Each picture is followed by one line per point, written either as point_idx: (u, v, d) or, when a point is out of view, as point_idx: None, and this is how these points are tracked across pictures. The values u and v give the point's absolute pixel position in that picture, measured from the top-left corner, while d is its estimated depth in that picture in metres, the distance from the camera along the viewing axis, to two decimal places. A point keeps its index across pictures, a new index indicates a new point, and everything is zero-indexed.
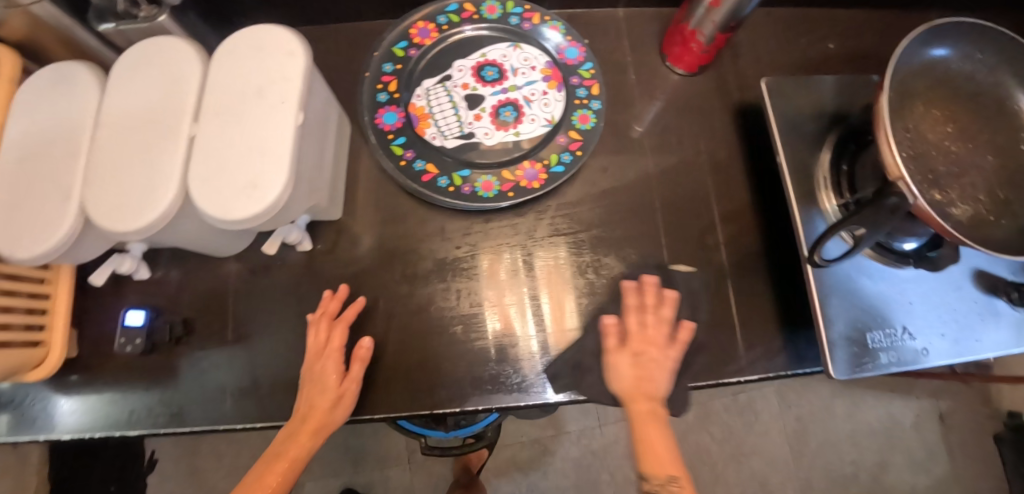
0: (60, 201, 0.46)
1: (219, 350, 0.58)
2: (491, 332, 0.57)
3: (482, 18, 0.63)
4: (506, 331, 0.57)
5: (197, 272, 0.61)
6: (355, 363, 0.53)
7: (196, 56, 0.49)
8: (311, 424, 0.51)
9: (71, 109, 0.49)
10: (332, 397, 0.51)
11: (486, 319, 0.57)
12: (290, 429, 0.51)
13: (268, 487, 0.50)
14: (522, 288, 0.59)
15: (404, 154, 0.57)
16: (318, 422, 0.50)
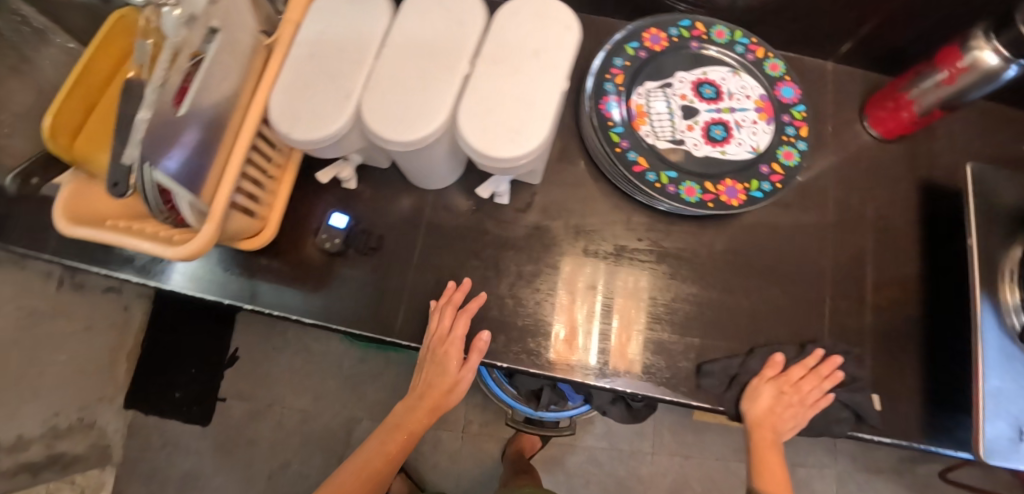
0: (339, 99, 0.51)
1: (397, 271, 0.62)
2: (558, 336, 0.59)
3: (711, 39, 0.67)
4: (572, 339, 0.59)
5: (391, 196, 0.65)
6: (473, 353, 0.57)
7: (481, 8, 0.55)
8: (428, 403, 0.63)
9: (360, 22, 0.54)
10: (452, 380, 0.60)
11: (554, 324, 0.60)
12: (416, 397, 0.64)
13: (394, 445, 0.65)
14: (595, 301, 0.61)
15: (620, 142, 0.61)
16: (439, 400, 0.62)
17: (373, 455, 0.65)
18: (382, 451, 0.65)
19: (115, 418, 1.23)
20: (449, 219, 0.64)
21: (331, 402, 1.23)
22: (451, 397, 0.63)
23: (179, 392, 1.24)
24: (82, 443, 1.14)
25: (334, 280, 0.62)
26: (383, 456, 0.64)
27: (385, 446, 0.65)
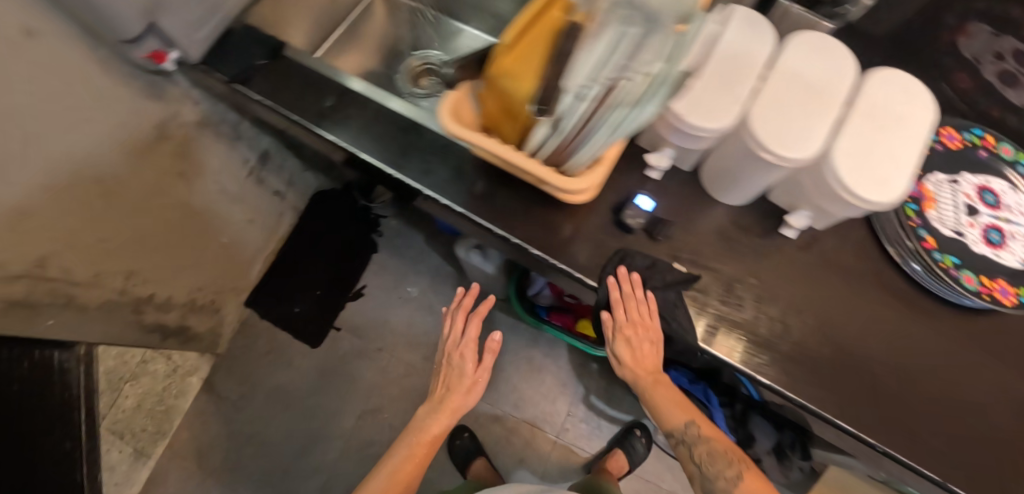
0: (732, 101, 0.56)
1: (676, 265, 0.66)
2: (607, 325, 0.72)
3: (999, 154, 0.72)
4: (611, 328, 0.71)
5: (681, 195, 0.69)
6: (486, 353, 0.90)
7: (856, 66, 0.61)
8: (450, 405, 0.94)
9: (752, 42, 0.60)
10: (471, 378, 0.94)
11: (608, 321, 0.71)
12: (437, 409, 0.94)
13: (429, 435, 0.93)
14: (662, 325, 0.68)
15: (912, 218, 0.67)
16: (463, 394, 0.93)
17: (410, 441, 0.93)
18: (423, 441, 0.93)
19: (233, 312, 1.27)
20: (735, 233, 0.68)
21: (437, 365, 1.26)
22: (470, 395, 0.95)
23: (298, 307, 1.27)
24: (205, 324, 1.18)
25: (626, 254, 0.65)
26: (433, 433, 0.93)
27: (414, 455, 0.91)
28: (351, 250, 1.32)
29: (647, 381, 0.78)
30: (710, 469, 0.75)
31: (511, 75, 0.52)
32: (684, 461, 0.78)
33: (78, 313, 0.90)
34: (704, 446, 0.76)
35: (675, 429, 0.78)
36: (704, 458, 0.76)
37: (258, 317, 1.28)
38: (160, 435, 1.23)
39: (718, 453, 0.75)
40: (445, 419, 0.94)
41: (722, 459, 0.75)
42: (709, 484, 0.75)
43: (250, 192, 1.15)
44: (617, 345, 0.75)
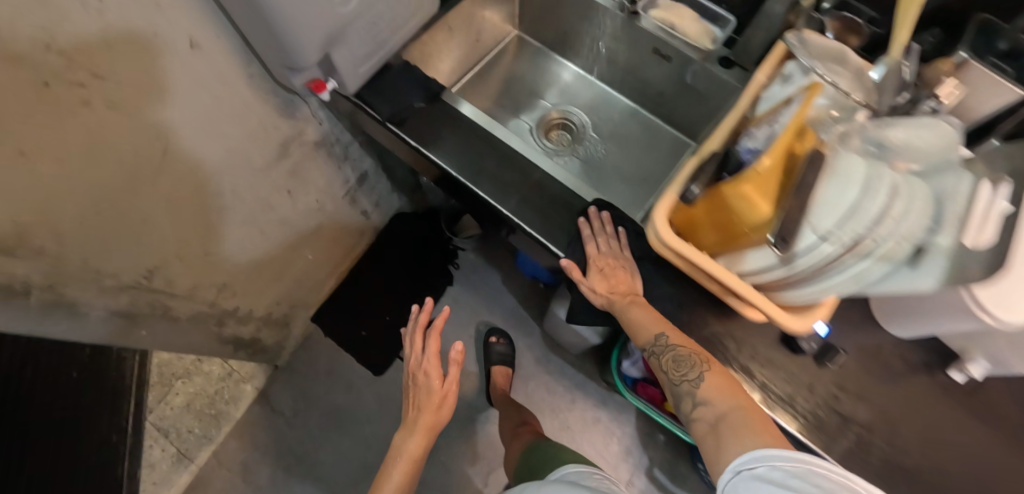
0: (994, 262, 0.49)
1: (842, 397, 0.62)
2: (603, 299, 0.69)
3: None
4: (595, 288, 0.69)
5: (848, 321, 0.66)
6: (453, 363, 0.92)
7: None
8: (428, 420, 0.93)
9: None
10: (441, 393, 0.95)
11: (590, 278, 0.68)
12: (409, 430, 0.94)
13: (413, 450, 0.91)
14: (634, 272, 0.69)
15: None
16: (435, 409, 0.93)
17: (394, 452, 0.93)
18: (408, 452, 0.90)
19: (299, 325, 1.24)
20: (902, 370, 0.64)
21: (498, 409, 1.22)
22: (444, 410, 0.94)
23: (364, 331, 1.25)
24: (273, 337, 1.15)
25: (788, 377, 0.62)
26: (414, 442, 0.91)
27: (405, 462, 0.90)
28: (425, 280, 1.29)
29: (621, 303, 0.68)
30: (675, 375, 0.62)
31: (745, 198, 0.48)
32: (687, 405, 0.61)
33: (170, 323, 0.86)
34: (678, 350, 0.61)
35: (643, 343, 0.64)
36: (674, 359, 0.61)
37: (323, 334, 1.26)
38: (205, 439, 1.19)
39: (690, 351, 0.61)
40: (429, 434, 0.93)
41: (689, 362, 0.61)
42: (678, 391, 0.62)
43: (341, 210, 1.12)
44: (591, 279, 0.68)
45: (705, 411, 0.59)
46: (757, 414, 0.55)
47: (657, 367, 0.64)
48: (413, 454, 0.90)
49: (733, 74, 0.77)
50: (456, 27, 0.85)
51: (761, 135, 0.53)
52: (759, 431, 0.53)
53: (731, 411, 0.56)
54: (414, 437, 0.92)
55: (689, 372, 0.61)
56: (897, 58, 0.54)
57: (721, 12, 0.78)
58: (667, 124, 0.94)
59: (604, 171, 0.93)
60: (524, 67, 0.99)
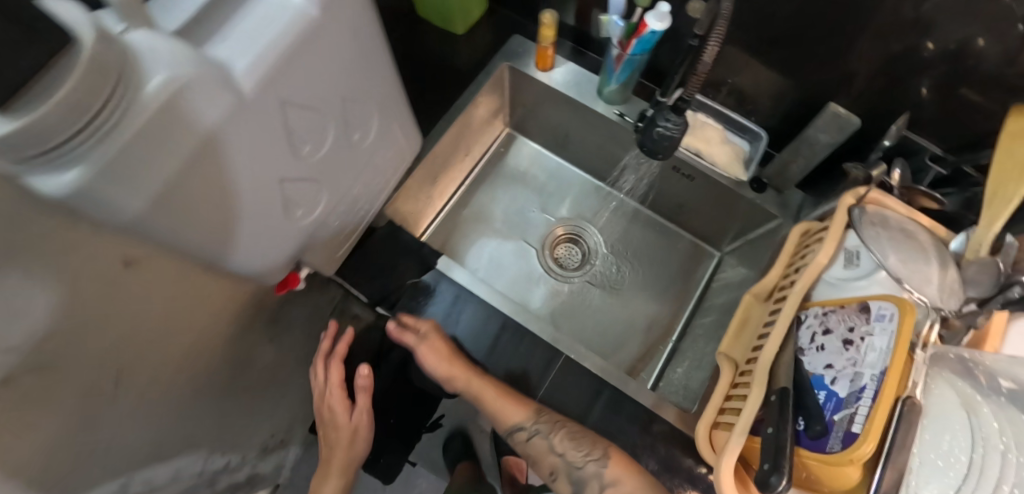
0: None
1: None
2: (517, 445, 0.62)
3: None
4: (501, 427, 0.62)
5: None
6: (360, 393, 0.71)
7: None
8: (338, 462, 0.73)
9: None
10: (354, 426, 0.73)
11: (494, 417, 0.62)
12: (323, 479, 0.73)
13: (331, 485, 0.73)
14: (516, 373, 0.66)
15: None
16: (347, 446, 0.72)
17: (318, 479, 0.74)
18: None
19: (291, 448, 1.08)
20: None
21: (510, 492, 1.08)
22: (358, 447, 0.74)
23: None
24: (272, 465, 0.96)
25: None
26: (346, 420, 0.73)
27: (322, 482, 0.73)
28: None
29: (460, 379, 0.62)
30: (574, 459, 0.58)
31: (822, 471, 0.42)
32: (546, 463, 0.60)
33: None
34: (556, 435, 0.59)
35: (523, 422, 0.60)
36: (563, 446, 0.58)
37: None
38: None
39: (585, 436, 0.58)
40: (356, 446, 0.74)
41: (586, 448, 0.57)
42: (577, 477, 0.57)
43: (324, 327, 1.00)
44: (437, 365, 0.61)
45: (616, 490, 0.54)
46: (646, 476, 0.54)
47: (539, 451, 0.60)
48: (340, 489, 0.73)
49: (768, 198, 0.67)
50: (441, 151, 0.74)
51: (839, 370, 0.44)
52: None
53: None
54: (339, 443, 0.73)
55: (587, 453, 0.57)
56: (986, 248, 0.46)
57: (751, 126, 0.68)
58: (680, 228, 0.83)
59: (615, 290, 0.81)
60: (517, 167, 0.87)
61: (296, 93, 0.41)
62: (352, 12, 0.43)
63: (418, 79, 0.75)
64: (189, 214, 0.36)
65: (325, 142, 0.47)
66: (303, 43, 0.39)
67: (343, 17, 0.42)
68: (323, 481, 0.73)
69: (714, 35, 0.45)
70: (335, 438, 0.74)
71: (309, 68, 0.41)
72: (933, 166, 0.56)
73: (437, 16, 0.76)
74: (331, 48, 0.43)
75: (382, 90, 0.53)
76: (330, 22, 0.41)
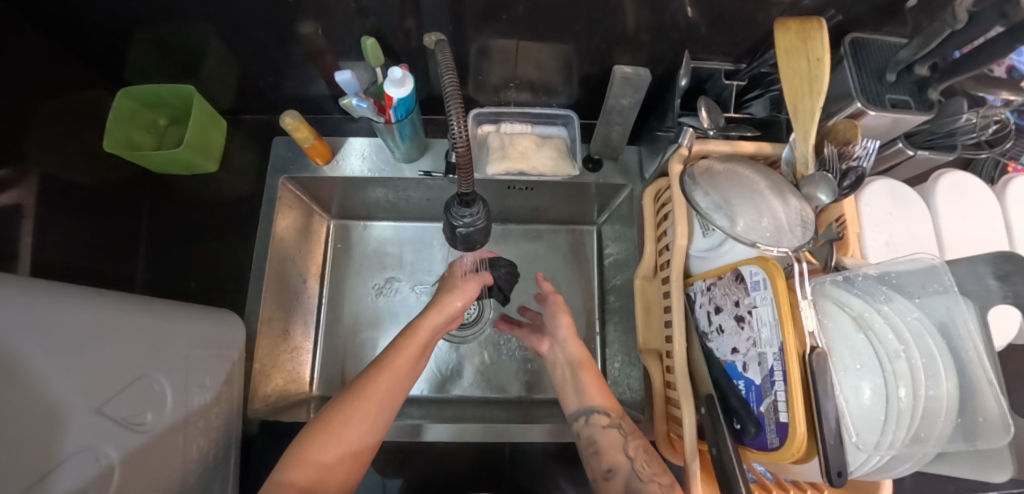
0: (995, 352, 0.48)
1: None
2: (609, 417, 0.51)
3: None
4: (587, 410, 0.52)
5: None
6: (414, 345, 0.52)
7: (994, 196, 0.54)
8: (367, 405, 0.47)
9: (981, 234, 0.52)
10: (371, 415, 0.47)
11: (598, 413, 0.51)
12: (319, 446, 0.44)
13: (345, 454, 0.44)
14: (529, 434, 0.59)
15: None
16: (367, 421, 0.46)
17: (297, 454, 0.43)
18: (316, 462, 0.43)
19: None
20: None
21: None
22: (370, 439, 0.46)
23: None
24: None
25: None
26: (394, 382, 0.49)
27: (302, 461, 0.43)
28: None
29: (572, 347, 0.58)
30: (641, 469, 0.46)
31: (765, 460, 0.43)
32: (607, 459, 0.48)
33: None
34: (635, 439, 0.49)
35: (619, 415, 0.51)
36: (637, 457, 0.47)
37: None
38: None
39: (656, 454, 0.48)
40: (376, 415, 0.47)
41: (659, 466, 0.46)
42: (637, 487, 0.44)
43: None
44: (566, 320, 0.60)
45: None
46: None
47: (609, 445, 0.49)
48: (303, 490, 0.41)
49: (608, 172, 0.64)
50: (273, 306, 0.63)
51: (745, 353, 0.43)
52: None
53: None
54: (379, 383, 0.48)
55: (659, 469, 0.46)
56: (812, 159, 0.46)
57: (556, 113, 0.62)
58: (544, 222, 0.77)
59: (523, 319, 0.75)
60: (364, 254, 0.76)
61: (32, 473, 0.31)
62: (35, 333, 0.32)
63: (206, 242, 0.64)
64: None
65: (109, 472, 0.37)
66: (5, 422, 0.29)
67: (28, 346, 0.32)
68: (308, 463, 0.43)
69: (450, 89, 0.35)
70: (362, 395, 0.47)
71: (29, 435, 0.31)
72: (732, 83, 0.53)
73: (179, 166, 0.63)
74: (40, 389, 0.32)
75: (146, 352, 0.42)
76: (14, 370, 0.30)
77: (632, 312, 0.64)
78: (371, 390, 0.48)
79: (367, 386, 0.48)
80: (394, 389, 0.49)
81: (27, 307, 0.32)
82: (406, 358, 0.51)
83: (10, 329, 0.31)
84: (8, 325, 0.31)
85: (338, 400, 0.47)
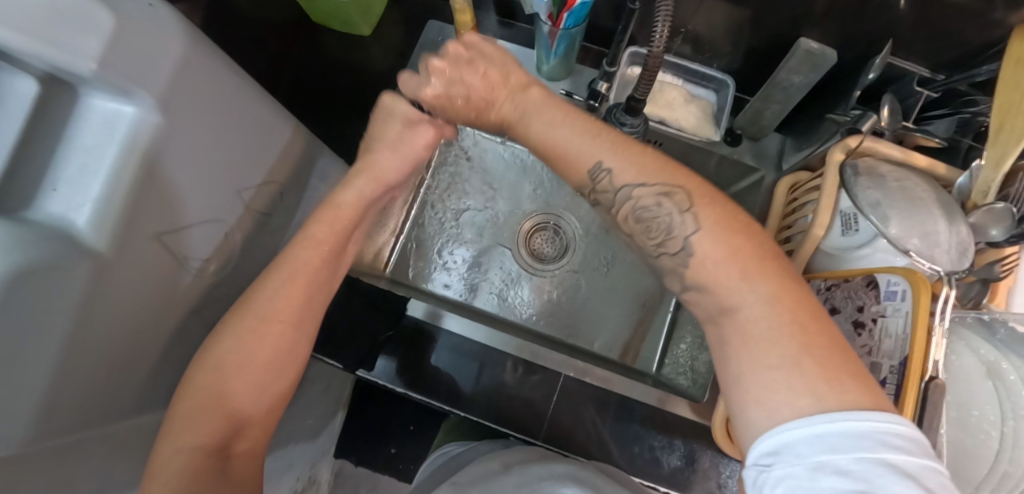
0: None
1: None
2: (591, 185, 0.39)
3: None
4: (580, 188, 0.40)
5: None
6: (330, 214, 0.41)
7: None
8: (273, 334, 0.37)
9: None
10: (284, 348, 0.38)
11: (579, 187, 0.40)
12: (216, 394, 0.35)
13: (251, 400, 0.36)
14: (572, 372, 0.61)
15: None
16: (281, 357, 0.38)
17: (183, 408, 0.35)
18: (211, 415, 0.35)
19: None
20: None
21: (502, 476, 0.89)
22: (284, 374, 0.38)
23: (394, 447, 0.99)
24: None
25: None
26: (290, 305, 0.38)
27: (195, 425, 0.34)
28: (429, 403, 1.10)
29: (508, 111, 0.42)
30: (646, 242, 0.39)
31: None
32: (625, 230, 0.41)
33: None
34: (623, 206, 0.38)
35: (586, 168, 0.38)
36: (633, 226, 0.39)
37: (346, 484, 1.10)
38: None
39: (653, 190, 0.37)
40: (288, 340, 0.38)
41: (663, 217, 0.36)
42: (655, 262, 0.39)
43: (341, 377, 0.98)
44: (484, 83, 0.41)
45: (699, 297, 0.36)
46: (751, 247, 0.34)
47: (612, 214, 0.40)
48: (213, 450, 0.34)
49: (741, 151, 0.62)
50: None
51: (855, 359, 0.42)
52: (810, 334, 0.30)
53: (756, 305, 0.32)
54: (281, 299, 0.38)
55: (664, 232, 0.37)
56: (995, 188, 0.43)
57: (713, 74, 0.59)
58: None
59: (593, 274, 0.74)
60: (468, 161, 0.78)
61: (186, 221, 0.36)
62: (214, 101, 0.36)
63: (338, 103, 0.67)
64: (102, 354, 0.32)
65: (231, 247, 0.42)
66: (172, 164, 0.33)
67: (203, 111, 0.34)
68: (190, 422, 0.34)
69: (661, 7, 0.34)
70: (258, 324, 0.37)
71: (188, 186, 0.35)
72: (923, 91, 0.50)
73: (337, 19, 0.65)
74: (207, 154, 0.36)
75: (276, 160, 0.45)
76: (190, 125, 0.34)
77: None
78: (273, 316, 0.37)
79: (260, 317, 0.37)
80: (305, 304, 0.39)
81: (216, 74, 0.35)
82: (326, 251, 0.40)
83: (201, 93, 0.34)
84: (204, 89, 0.34)
85: (227, 331, 0.37)
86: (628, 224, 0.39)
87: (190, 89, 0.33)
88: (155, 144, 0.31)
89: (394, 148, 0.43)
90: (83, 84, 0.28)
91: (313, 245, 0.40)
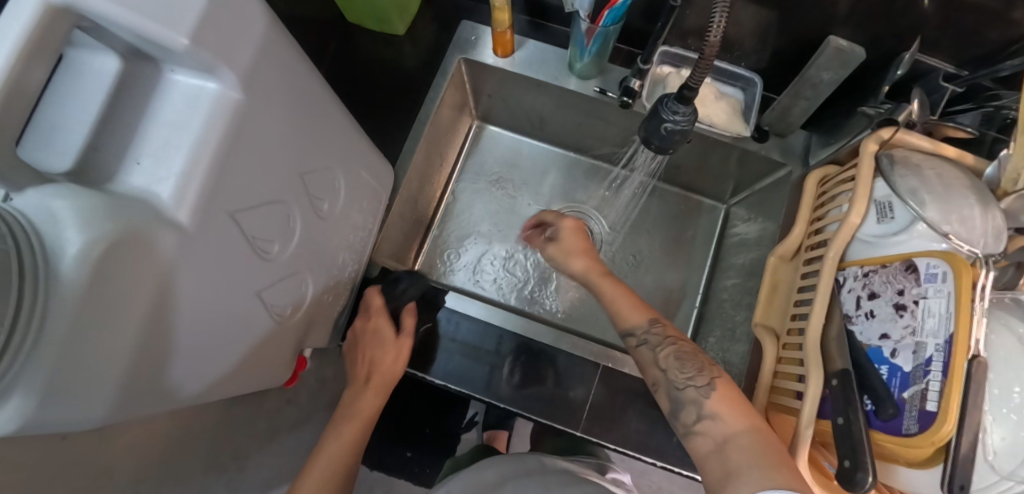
0: None
1: None
2: (637, 331, 0.48)
3: None
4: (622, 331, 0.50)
5: None
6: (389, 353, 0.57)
7: None
8: (359, 421, 0.54)
9: None
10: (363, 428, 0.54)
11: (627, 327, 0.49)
12: (320, 464, 0.50)
13: (341, 470, 0.50)
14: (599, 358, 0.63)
15: None
16: (360, 436, 0.53)
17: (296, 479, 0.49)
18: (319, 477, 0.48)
19: None
20: None
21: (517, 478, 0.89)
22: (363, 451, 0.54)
23: (410, 450, 0.97)
24: None
25: None
26: (369, 405, 0.56)
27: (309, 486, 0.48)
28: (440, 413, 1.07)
29: (582, 272, 0.54)
30: (675, 376, 0.45)
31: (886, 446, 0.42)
32: (648, 373, 0.48)
33: None
34: (665, 349, 0.47)
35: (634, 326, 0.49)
36: (669, 365, 0.46)
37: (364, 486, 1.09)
38: None
39: (692, 355, 0.46)
40: (364, 428, 0.54)
41: (694, 365, 0.45)
42: (676, 397, 0.44)
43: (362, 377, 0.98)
44: (571, 256, 0.54)
45: (711, 427, 0.42)
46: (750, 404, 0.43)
47: (643, 360, 0.48)
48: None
49: (769, 146, 0.63)
50: (417, 174, 0.66)
51: (898, 340, 0.42)
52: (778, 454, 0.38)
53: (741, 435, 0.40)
54: (363, 404, 0.56)
55: (690, 379, 0.44)
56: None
57: (742, 73, 0.61)
58: (671, 183, 0.77)
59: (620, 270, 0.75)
60: (493, 159, 0.79)
61: (255, 199, 0.37)
62: (287, 80, 0.36)
63: (370, 102, 0.68)
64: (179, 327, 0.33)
65: (293, 228, 0.43)
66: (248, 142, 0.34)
67: (275, 90, 0.35)
68: (307, 478, 0.48)
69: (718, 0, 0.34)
70: (350, 416, 0.55)
71: (260, 163, 0.36)
72: (949, 86, 0.51)
73: (372, 19, 0.66)
74: (277, 132, 0.37)
75: (335, 148, 0.46)
76: (263, 103, 0.34)
77: (750, 289, 0.63)
78: (362, 405, 0.56)
79: (352, 408, 0.55)
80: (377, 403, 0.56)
81: (290, 54, 0.36)
82: (390, 355, 0.57)
83: (276, 69, 0.35)
84: (278, 67, 0.35)
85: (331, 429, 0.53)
86: (668, 373, 0.45)
87: (266, 66, 0.34)
88: (233, 120, 0.32)
89: (382, 338, 0.58)
90: (170, 60, 0.29)
91: (387, 360, 0.57)
